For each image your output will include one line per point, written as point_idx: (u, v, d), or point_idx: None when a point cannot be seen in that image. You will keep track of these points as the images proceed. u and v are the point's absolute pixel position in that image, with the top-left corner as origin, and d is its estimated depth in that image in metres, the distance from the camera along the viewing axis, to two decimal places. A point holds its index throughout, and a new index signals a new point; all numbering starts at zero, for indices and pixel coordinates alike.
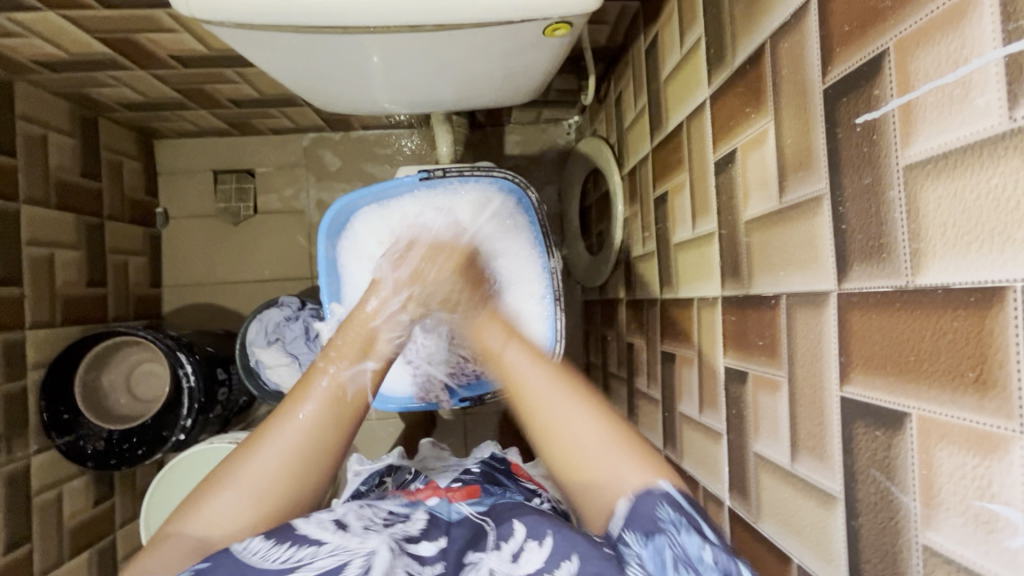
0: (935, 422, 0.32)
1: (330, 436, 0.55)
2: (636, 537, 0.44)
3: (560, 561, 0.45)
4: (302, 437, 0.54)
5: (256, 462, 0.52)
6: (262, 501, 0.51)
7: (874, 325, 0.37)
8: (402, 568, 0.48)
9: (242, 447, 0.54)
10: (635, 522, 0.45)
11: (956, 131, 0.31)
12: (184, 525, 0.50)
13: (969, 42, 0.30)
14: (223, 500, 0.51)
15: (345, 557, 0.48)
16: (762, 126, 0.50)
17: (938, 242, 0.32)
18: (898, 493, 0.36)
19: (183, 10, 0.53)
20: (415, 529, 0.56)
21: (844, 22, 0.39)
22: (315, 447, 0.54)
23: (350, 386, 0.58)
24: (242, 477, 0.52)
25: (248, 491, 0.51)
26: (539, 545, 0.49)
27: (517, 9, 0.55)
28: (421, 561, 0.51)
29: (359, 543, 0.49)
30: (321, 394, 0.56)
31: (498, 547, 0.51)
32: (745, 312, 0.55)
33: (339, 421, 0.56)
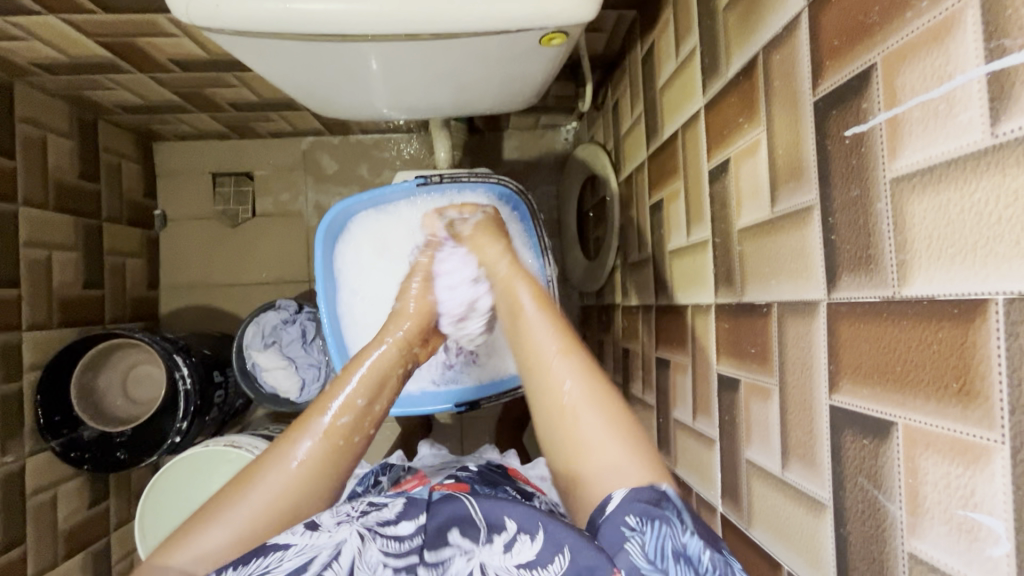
0: (921, 431, 0.33)
1: (320, 475, 0.57)
2: (635, 520, 0.44)
3: (551, 555, 0.46)
4: (295, 477, 0.56)
5: (246, 500, 0.54)
6: (245, 539, 0.53)
7: (863, 335, 0.37)
8: (376, 550, 0.52)
9: (237, 480, 0.56)
10: (635, 507, 0.46)
11: (941, 145, 0.31)
12: (170, 556, 0.52)
13: (954, 59, 0.30)
14: (211, 532, 0.53)
15: (314, 553, 0.49)
16: (755, 136, 0.51)
17: (923, 254, 0.33)
18: (885, 501, 0.36)
19: (183, 17, 0.54)
20: (390, 513, 0.56)
21: (834, 36, 0.40)
22: (303, 488, 0.56)
23: (346, 425, 0.59)
24: (231, 513, 0.53)
25: (235, 528, 0.53)
26: (529, 540, 0.48)
27: (514, 18, 0.56)
28: (399, 539, 0.53)
29: (328, 538, 0.51)
30: (318, 434, 0.58)
31: (487, 541, 0.51)
32: (738, 319, 0.55)
33: (330, 463, 0.58)
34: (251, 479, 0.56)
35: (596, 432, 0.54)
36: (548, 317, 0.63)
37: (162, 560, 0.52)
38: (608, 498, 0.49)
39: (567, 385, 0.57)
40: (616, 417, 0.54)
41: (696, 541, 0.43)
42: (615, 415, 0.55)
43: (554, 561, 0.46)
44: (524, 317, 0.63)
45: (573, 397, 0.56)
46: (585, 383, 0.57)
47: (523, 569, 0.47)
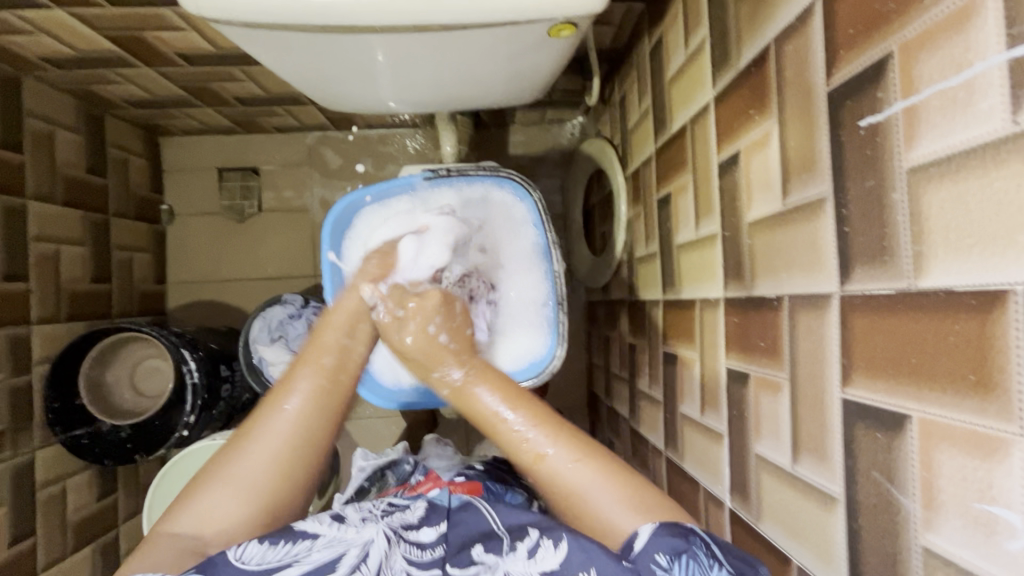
0: (936, 424, 0.33)
1: (316, 428, 0.58)
2: (666, 559, 0.43)
3: (577, 569, 0.46)
4: (291, 427, 0.57)
5: (245, 457, 0.55)
6: (251, 497, 0.54)
7: (877, 327, 0.37)
8: (400, 555, 0.52)
9: (235, 439, 0.57)
10: (663, 543, 0.44)
11: (960, 135, 0.31)
12: (178, 522, 0.52)
13: (973, 46, 0.30)
14: (215, 494, 0.54)
15: (343, 549, 0.51)
16: (766, 128, 0.50)
17: (940, 245, 0.32)
18: (898, 495, 0.36)
19: (192, 9, 0.54)
20: (414, 517, 0.59)
21: (849, 25, 0.39)
22: (301, 441, 0.57)
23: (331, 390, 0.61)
24: (234, 472, 0.54)
25: (240, 487, 0.54)
26: (552, 547, 0.48)
27: (522, 9, 0.55)
28: (421, 547, 0.54)
29: (356, 535, 0.53)
30: (306, 390, 0.59)
31: (512, 550, 0.51)
32: (747, 313, 0.55)
33: (321, 416, 0.59)
34: (250, 436, 0.57)
35: (587, 479, 0.52)
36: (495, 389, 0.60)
37: (167, 528, 0.52)
38: (635, 534, 0.47)
39: (509, 416, 0.56)
40: (611, 472, 0.52)
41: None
42: (586, 446, 0.54)
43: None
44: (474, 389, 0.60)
45: (537, 439, 0.54)
46: (541, 423, 0.55)
47: None
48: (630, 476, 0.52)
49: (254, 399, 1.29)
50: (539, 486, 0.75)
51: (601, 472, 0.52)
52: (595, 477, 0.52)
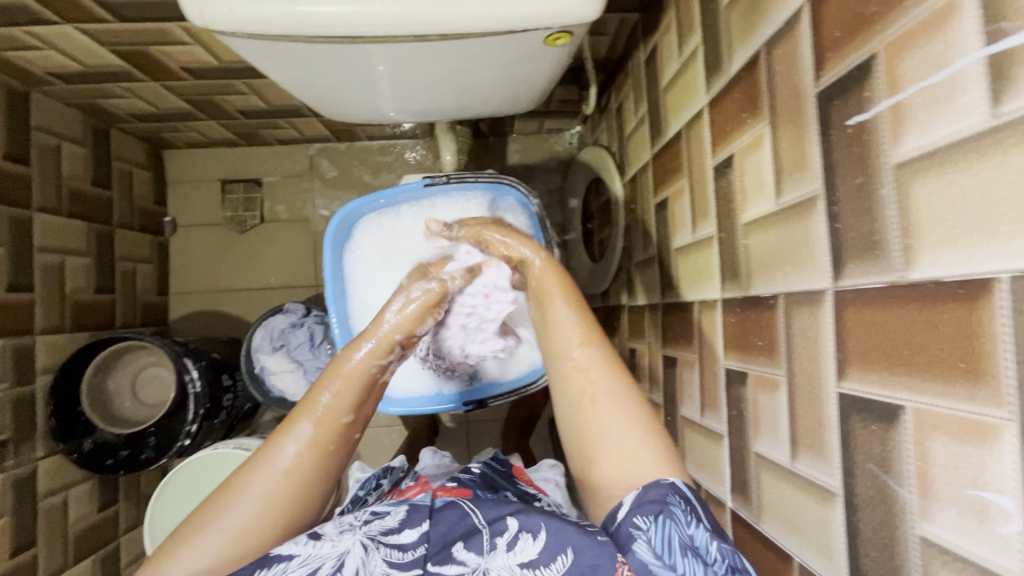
0: (929, 413, 0.33)
1: (311, 479, 0.56)
2: (644, 520, 0.45)
3: (554, 555, 0.48)
4: (283, 481, 0.55)
5: (236, 504, 0.54)
6: (241, 546, 0.52)
7: (869, 320, 0.37)
8: (380, 560, 0.51)
9: (225, 489, 0.55)
10: (641, 506, 0.46)
11: (943, 129, 0.32)
12: (164, 566, 0.51)
13: (953, 44, 0.31)
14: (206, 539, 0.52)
15: (317, 564, 0.49)
16: (759, 130, 0.52)
17: (928, 238, 0.33)
18: (895, 486, 0.36)
19: (198, 21, 0.55)
20: (393, 522, 0.57)
21: (834, 29, 0.41)
22: (294, 492, 0.55)
23: (326, 433, 0.57)
24: (225, 520, 0.53)
25: (228, 535, 0.52)
26: (531, 538, 0.51)
27: (518, 19, 0.57)
28: (402, 549, 0.53)
29: (331, 547, 0.51)
30: (302, 437, 0.56)
31: (492, 548, 0.51)
32: (744, 313, 0.55)
33: (318, 466, 0.56)
34: (240, 484, 0.55)
35: (620, 421, 0.53)
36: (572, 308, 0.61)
37: (155, 570, 0.52)
38: (619, 503, 0.48)
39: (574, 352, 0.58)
40: (642, 418, 0.53)
41: (703, 531, 0.43)
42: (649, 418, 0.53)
43: (556, 560, 0.47)
44: (552, 304, 0.62)
45: (596, 384, 0.55)
46: (593, 348, 0.58)
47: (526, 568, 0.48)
48: (655, 420, 0.53)
49: (256, 409, 1.29)
50: (537, 491, 0.75)
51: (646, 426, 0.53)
52: (624, 428, 0.53)
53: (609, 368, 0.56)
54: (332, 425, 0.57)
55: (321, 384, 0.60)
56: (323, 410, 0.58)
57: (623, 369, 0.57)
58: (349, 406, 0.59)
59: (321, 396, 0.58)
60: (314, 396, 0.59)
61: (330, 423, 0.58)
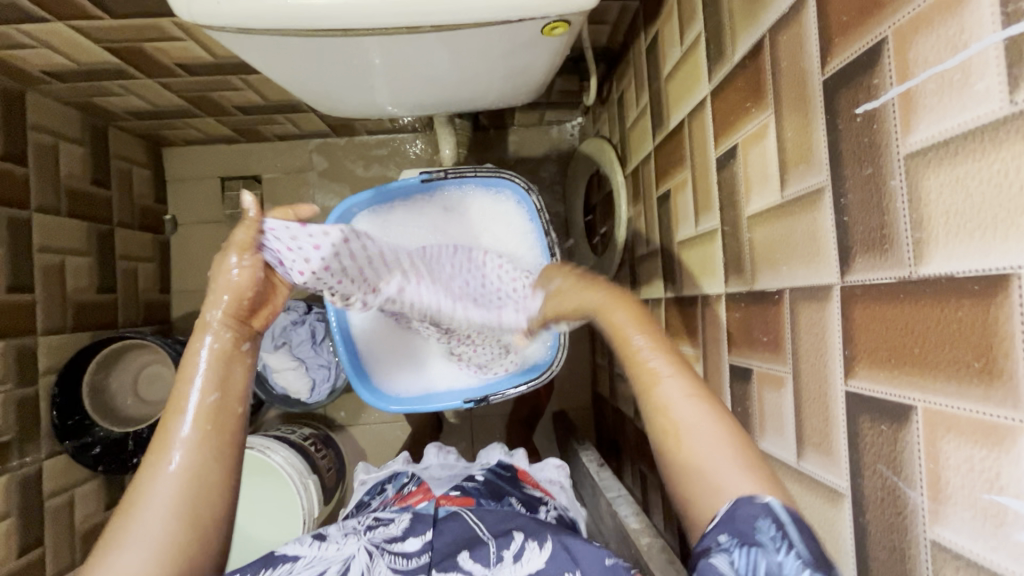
0: (941, 414, 0.32)
1: (219, 470, 0.50)
2: (727, 540, 0.39)
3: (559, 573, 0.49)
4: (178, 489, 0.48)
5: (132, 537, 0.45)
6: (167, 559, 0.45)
7: (877, 317, 0.36)
8: (385, 567, 0.51)
9: (119, 513, 0.47)
10: (728, 527, 0.40)
11: (956, 118, 0.30)
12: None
13: (968, 27, 0.29)
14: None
15: (324, 567, 0.51)
16: (763, 120, 0.50)
17: (939, 232, 0.32)
18: (906, 488, 0.35)
19: (186, 17, 0.54)
20: (399, 529, 0.56)
21: (841, 14, 0.39)
22: (198, 496, 0.48)
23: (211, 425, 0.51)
24: (136, 534, 0.46)
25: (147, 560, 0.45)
26: (536, 548, 0.52)
27: (512, 9, 0.55)
28: (406, 556, 0.53)
29: (336, 552, 0.52)
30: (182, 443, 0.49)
31: (499, 560, 0.51)
32: (749, 308, 0.54)
33: (218, 455, 0.50)
34: (137, 500, 0.47)
35: (710, 449, 0.45)
36: (632, 312, 0.56)
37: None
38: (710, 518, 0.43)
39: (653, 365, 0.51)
40: (735, 444, 0.45)
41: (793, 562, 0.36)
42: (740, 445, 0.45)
43: None
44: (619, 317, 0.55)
45: (684, 413, 0.47)
46: (699, 398, 0.48)
47: None
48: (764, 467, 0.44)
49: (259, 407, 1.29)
50: (543, 493, 0.74)
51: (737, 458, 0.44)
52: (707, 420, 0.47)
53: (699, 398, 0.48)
54: (216, 416, 0.51)
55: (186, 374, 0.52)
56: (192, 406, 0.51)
57: (721, 403, 0.48)
58: (210, 386, 0.52)
59: (181, 399, 0.51)
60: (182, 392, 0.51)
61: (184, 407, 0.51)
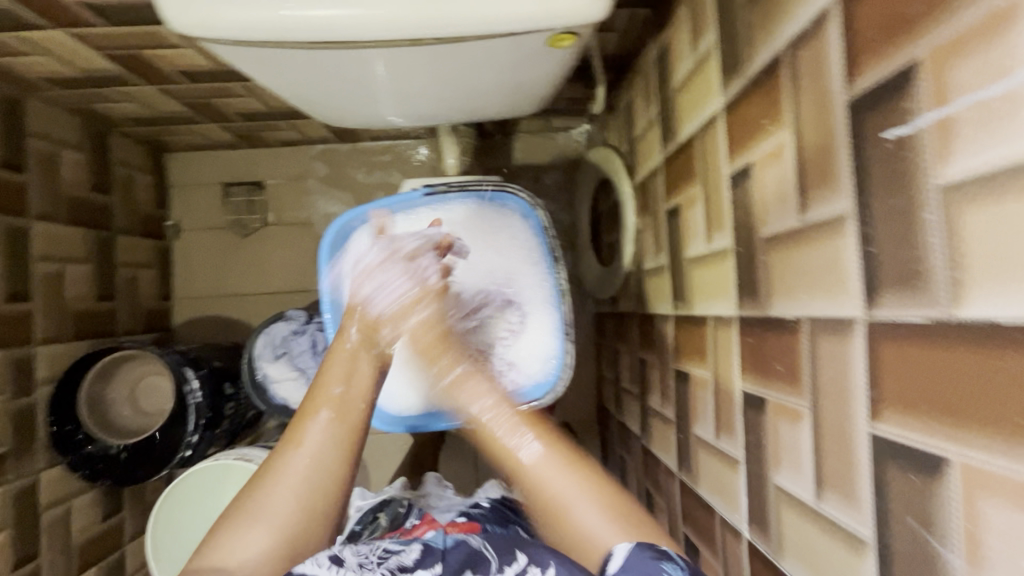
0: (980, 471, 0.29)
1: (339, 456, 0.57)
2: None
3: None
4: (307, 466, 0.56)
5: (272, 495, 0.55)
6: (283, 531, 0.54)
7: (907, 359, 0.34)
8: None
9: (257, 477, 0.57)
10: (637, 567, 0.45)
11: (1001, 150, 0.28)
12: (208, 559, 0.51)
13: (1016, 51, 0.27)
14: (245, 534, 0.53)
15: None
16: (780, 139, 0.47)
17: (980, 273, 0.29)
18: (940, 545, 0.32)
19: (179, 28, 0.52)
20: (410, 559, 0.53)
21: (869, 31, 0.36)
22: (316, 470, 0.56)
23: (343, 418, 0.59)
24: (268, 503, 0.54)
25: (274, 525, 0.53)
26: (540, 572, 0.48)
27: (518, 21, 0.53)
28: None
29: None
30: (319, 426, 0.58)
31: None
32: (764, 334, 0.52)
33: (342, 444, 0.58)
34: (272, 475, 0.56)
35: (569, 488, 0.55)
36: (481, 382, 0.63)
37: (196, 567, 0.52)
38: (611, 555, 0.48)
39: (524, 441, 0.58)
40: (600, 486, 0.55)
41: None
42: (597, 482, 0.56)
43: None
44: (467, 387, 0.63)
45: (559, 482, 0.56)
46: (552, 451, 0.58)
47: None
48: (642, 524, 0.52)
49: (259, 416, 1.27)
50: None
51: (595, 498, 0.54)
52: (577, 484, 0.55)
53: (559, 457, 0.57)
54: (344, 407, 0.59)
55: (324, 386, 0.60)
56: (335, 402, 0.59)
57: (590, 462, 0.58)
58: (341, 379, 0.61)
59: (326, 388, 0.60)
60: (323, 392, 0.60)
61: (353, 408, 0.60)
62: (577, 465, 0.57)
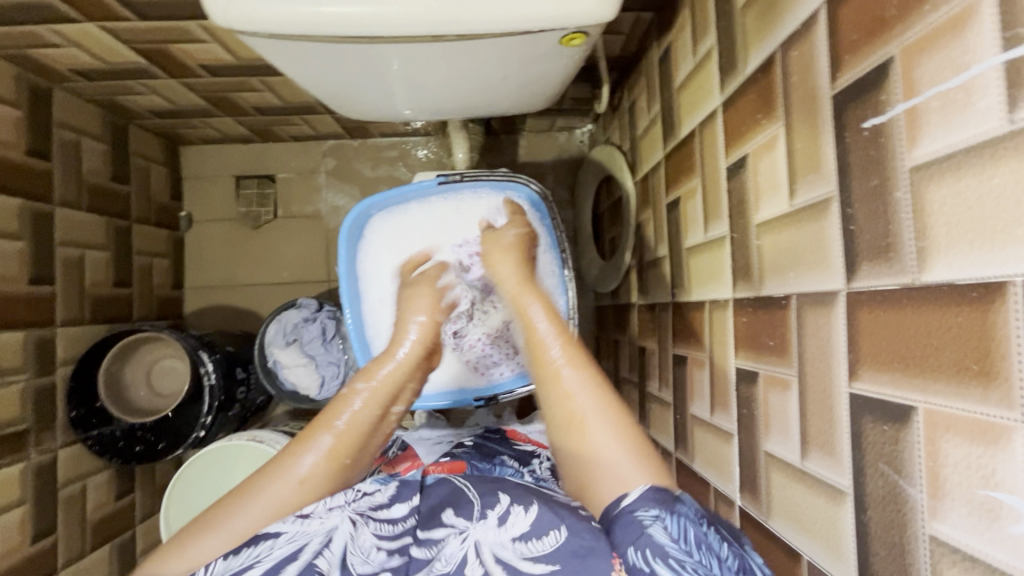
0: (940, 414, 0.33)
1: (319, 489, 0.57)
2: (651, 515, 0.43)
3: (547, 529, 0.47)
4: (293, 497, 0.56)
5: (243, 509, 0.55)
6: (239, 549, 0.53)
7: (881, 322, 0.38)
8: (369, 535, 0.52)
9: (237, 491, 0.56)
10: (649, 501, 0.44)
11: (958, 134, 0.32)
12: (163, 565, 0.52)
13: (972, 49, 0.31)
14: (207, 543, 0.53)
15: (304, 541, 0.49)
16: (773, 131, 0.52)
17: (942, 241, 0.33)
18: (905, 485, 0.36)
19: (220, 22, 0.57)
20: (382, 496, 0.57)
21: (851, 32, 0.41)
22: (299, 506, 0.56)
23: (346, 445, 0.60)
24: (233, 523, 0.54)
25: (233, 538, 0.53)
26: (522, 512, 0.50)
27: (533, 21, 0.58)
28: (391, 522, 0.54)
29: (320, 525, 0.51)
30: (319, 452, 0.58)
31: (483, 517, 0.51)
32: (756, 313, 0.56)
33: (333, 477, 0.58)
34: (251, 491, 0.56)
35: (605, 440, 0.52)
36: (547, 311, 0.64)
37: (154, 569, 0.52)
38: (625, 495, 0.47)
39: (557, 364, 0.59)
40: (641, 451, 0.51)
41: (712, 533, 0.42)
42: (642, 448, 0.51)
43: (548, 535, 0.47)
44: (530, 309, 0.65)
45: (585, 409, 0.54)
46: (580, 370, 0.57)
47: (518, 541, 0.48)
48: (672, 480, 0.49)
49: (268, 403, 1.31)
50: (535, 447, 0.80)
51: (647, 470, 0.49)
52: (605, 424, 0.53)
53: (604, 406, 0.54)
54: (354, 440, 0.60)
55: (346, 401, 0.63)
56: (346, 423, 0.61)
57: (618, 400, 0.55)
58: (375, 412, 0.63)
59: (349, 402, 0.63)
60: (335, 414, 0.61)
61: (354, 431, 0.61)
62: (604, 395, 0.55)
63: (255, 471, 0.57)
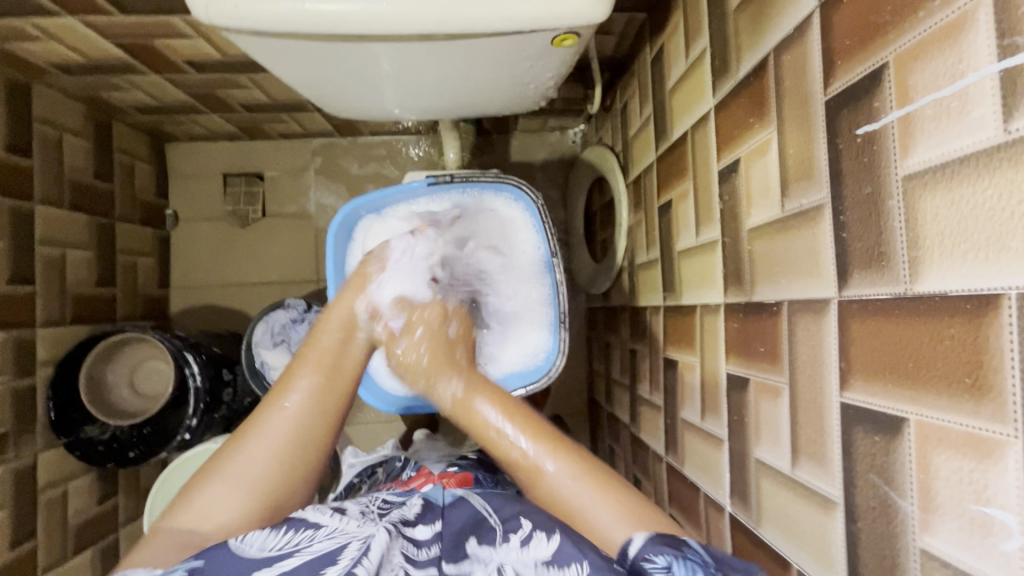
0: (932, 426, 0.33)
1: (315, 427, 0.60)
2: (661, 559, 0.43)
3: (569, 560, 0.48)
4: (286, 435, 0.58)
5: (245, 455, 0.56)
6: (253, 491, 0.55)
7: (874, 331, 0.37)
8: (399, 551, 0.52)
9: (233, 440, 0.58)
10: (657, 548, 0.45)
11: (953, 143, 0.31)
12: (172, 520, 0.53)
13: (967, 56, 0.31)
14: (212, 492, 0.54)
15: (344, 541, 0.49)
16: (765, 136, 0.51)
17: (935, 252, 0.33)
18: (896, 497, 0.36)
19: (202, 18, 0.55)
20: (411, 512, 0.58)
21: (845, 37, 0.40)
22: (297, 442, 0.58)
23: (330, 381, 0.63)
24: (233, 469, 0.55)
25: (239, 482, 0.55)
26: (546, 538, 0.52)
27: (525, 20, 0.56)
28: (417, 544, 0.54)
29: (356, 528, 0.52)
30: (302, 391, 0.61)
31: (506, 541, 0.54)
32: (747, 318, 0.55)
33: (320, 412, 0.61)
34: (248, 435, 0.58)
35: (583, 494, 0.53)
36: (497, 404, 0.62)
37: (167, 524, 0.53)
38: (630, 541, 0.48)
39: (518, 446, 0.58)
40: (607, 485, 0.53)
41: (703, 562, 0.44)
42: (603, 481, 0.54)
43: (570, 565, 0.48)
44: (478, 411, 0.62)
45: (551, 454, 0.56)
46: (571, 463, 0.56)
47: (543, 566, 0.50)
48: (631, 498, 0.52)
49: None
50: None
51: (613, 499, 0.52)
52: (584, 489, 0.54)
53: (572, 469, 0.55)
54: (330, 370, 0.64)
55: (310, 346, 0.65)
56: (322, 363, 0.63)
57: (590, 461, 0.56)
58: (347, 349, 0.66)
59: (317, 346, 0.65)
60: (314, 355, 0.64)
61: (335, 369, 0.64)
62: (552, 444, 0.57)
63: (249, 416, 0.60)
